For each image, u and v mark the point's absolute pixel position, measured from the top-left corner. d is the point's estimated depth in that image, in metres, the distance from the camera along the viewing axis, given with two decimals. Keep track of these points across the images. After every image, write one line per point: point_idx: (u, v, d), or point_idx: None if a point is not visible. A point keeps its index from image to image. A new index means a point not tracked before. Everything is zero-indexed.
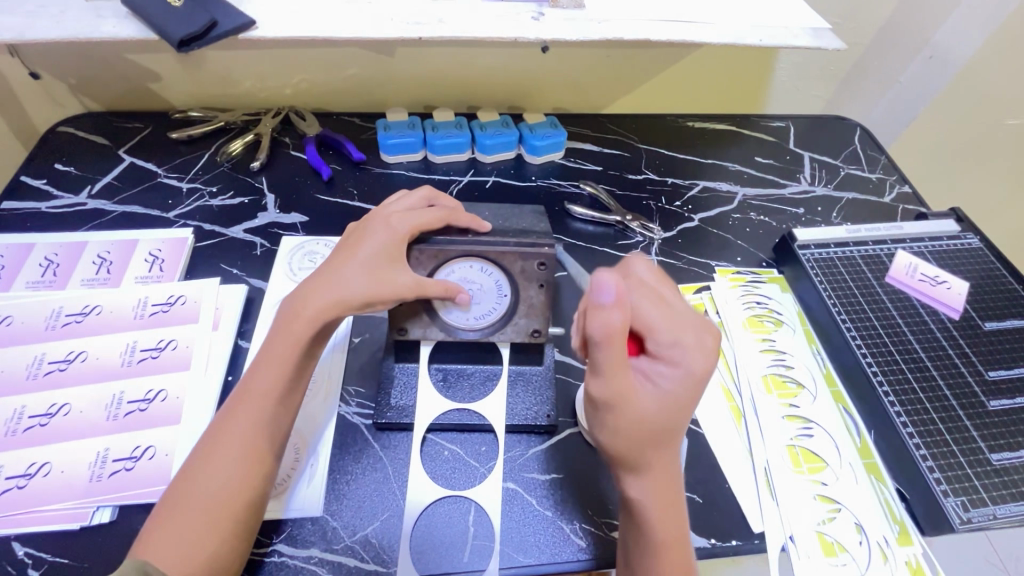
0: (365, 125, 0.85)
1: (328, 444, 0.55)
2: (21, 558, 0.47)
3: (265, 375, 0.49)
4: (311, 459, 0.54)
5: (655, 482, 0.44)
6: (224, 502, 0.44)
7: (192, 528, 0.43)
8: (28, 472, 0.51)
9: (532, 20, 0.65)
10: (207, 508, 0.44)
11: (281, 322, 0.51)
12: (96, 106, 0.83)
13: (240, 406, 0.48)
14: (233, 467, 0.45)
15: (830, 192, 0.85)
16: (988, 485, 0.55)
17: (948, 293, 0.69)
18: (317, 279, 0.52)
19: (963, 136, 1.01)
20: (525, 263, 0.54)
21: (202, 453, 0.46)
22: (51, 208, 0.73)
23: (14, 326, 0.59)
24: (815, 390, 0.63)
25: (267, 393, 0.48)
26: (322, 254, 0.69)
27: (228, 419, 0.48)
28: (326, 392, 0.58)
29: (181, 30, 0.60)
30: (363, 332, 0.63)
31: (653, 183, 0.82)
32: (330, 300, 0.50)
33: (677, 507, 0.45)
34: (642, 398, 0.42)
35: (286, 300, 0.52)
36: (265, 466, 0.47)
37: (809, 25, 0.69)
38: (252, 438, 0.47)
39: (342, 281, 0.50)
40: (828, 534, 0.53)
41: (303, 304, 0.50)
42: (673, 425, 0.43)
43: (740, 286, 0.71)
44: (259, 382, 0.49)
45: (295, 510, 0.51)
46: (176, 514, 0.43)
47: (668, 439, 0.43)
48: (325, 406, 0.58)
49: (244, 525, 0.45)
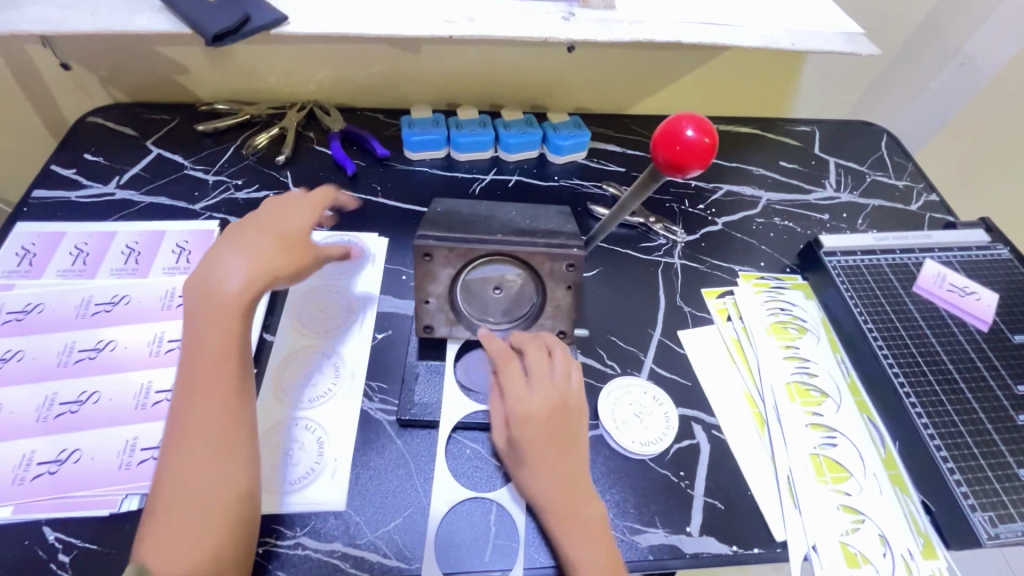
0: (388, 120, 0.85)
1: (317, 426, 0.56)
2: (51, 543, 0.48)
3: (209, 365, 0.47)
4: (301, 441, 0.55)
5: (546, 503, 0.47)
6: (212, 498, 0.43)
7: (191, 528, 0.42)
8: (59, 458, 0.52)
9: (562, 20, 0.65)
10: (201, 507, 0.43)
11: (199, 312, 0.48)
12: (123, 98, 0.84)
13: (191, 397, 0.46)
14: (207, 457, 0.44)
15: (856, 199, 0.84)
16: (1017, 501, 0.54)
17: (976, 304, 0.68)
18: (228, 256, 0.50)
19: (991, 146, 1.00)
20: (554, 264, 0.53)
21: (167, 457, 0.44)
22: (81, 197, 0.73)
23: (46, 313, 0.60)
24: (839, 398, 0.62)
25: (221, 382, 0.47)
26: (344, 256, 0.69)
27: (180, 417, 0.45)
28: (307, 377, 0.59)
29: (216, 26, 0.60)
30: (337, 314, 0.64)
31: (676, 186, 0.82)
32: (262, 269, 0.50)
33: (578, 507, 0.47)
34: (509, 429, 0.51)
35: (190, 286, 0.49)
36: (239, 453, 0.46)
37: (843, 30, 0.68)
38: (217, 429, 0.45)
39: (265, 247, 0.52)
40: (852, 545, 0.53)
41: (221, 288, 0.48)
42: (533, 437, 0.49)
43: (763, 292, 0.70)
44: (202, 371, 0.47)
45: (296, 493, 0.52)
46: (163, 524, 0.42)
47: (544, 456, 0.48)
48: (308, 390, 0.58)
49: (238, 519, 0.44)
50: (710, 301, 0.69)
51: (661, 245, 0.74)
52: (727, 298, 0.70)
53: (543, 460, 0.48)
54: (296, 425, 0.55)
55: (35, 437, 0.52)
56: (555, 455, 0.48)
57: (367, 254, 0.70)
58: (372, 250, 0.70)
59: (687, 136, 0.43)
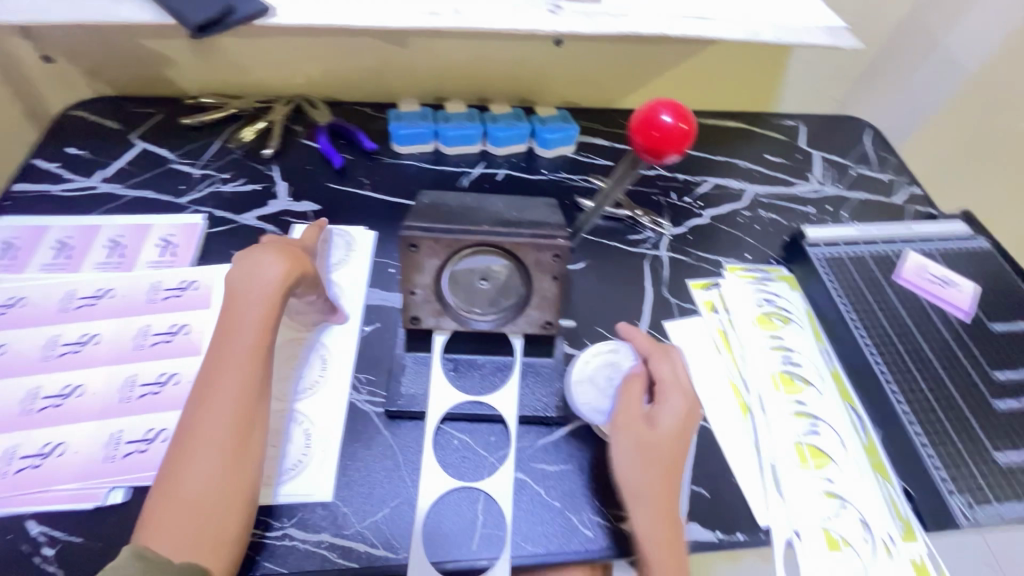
0: (376, 114, 0.85)
1: (306, 418, 0.56)
2: (35, 536, 0.48)
3: (237, 355, 0.47)
4: (290, 433, 0.55)
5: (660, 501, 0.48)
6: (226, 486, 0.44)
7: (199, 512, 0.42)
8: (43, 451, 0.51)
9: (548, 13, 0.65)
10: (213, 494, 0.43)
11: (234, 303, 0.49)
12: (107, 91, 0.83)
13: (215, 384, 0.46)
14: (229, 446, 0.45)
15: (841, 191, 0.85)
16: (993, 484, 0.55)
17: (956, 294, 0.69)
18: (265, 250, 0.51)
19: (972, 141, 1.02)
20: (539, 254, 0.53)
21: (184, 441, 0.45)
22: (64, 191, 0.73)
23: (29, 307, 0.60)
24: (823, 387, 0.63)
25: (246, 373, 0.47)
26: (333, 250, 0.69)
27: (201, 403, 0.46)
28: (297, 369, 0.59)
29: (199, 16, 0.60)
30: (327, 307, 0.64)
31: (664, 179, 0.82)
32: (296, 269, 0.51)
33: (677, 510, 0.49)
34: (648, 422, 0.51)
35: (229, 279, 0.50)
36: (255, 446, 0.46)
37: (826, 24, 0.69)
38: (237, 417, 0.46)
39: (297, 250, 0.53)
40: (834, 530, 0.54)
41: (256, 280, 0.49)
42: (676, 437, 0.50)
43: (749, 283, 0.71)
44: (231, 358, 0.47)
45: (288, 483, 0.52)
46: (173, 505, 0.42)
47: (677, 456, 0.50)
48: (299, 382, 0.58)
49: (245, 509, 0.44)
50: (697, 293, 0.70)
51: (648, 238, 0.75)
52: (714, 289, 0.71)
53: (665, 455, 0.49)
54: (290, 418, 0.55)
55: (18, 431, 0.52)
56: (673, 454, 0.50)
57: (355, 247, 0.70)
58: (360, 243, 0.70)
59: (663, 123, 0.45)
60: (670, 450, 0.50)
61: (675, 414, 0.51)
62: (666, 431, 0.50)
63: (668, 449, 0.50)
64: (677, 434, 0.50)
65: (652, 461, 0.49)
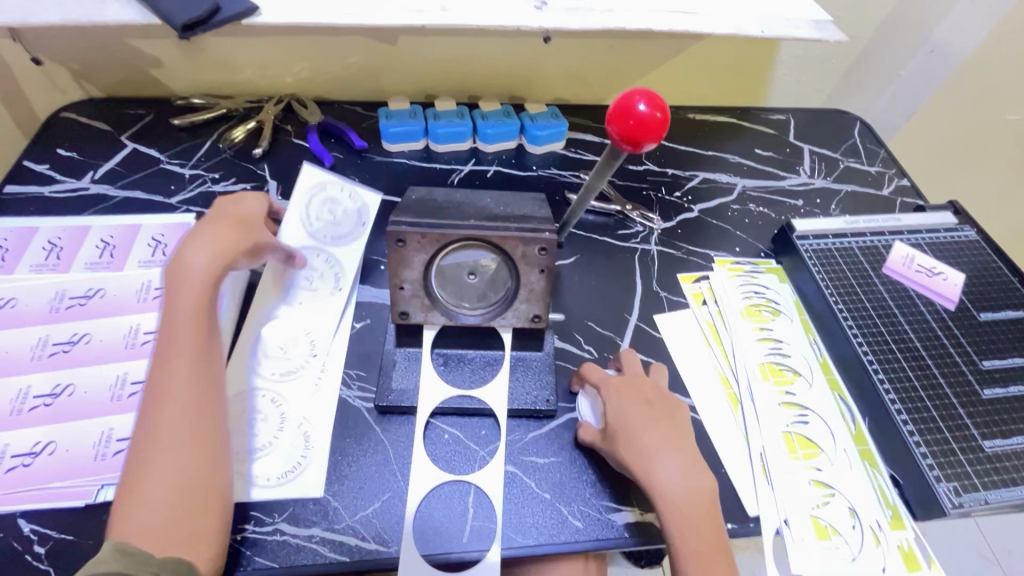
0: (366, 113, 0.85)
1: (281, 401, 0.56)
2: (26, 534, 0.48)
3: (181, 349, 0.48)
4: (264, 413, 0.55)
5: (675, 461, 0.50)
6: (192, 472, 0.44)
7: (171, 502, 0.43)
8: (34, 450, 0.51)
9: (535, 9, 0.65)
10: (181, 483, 0.43)
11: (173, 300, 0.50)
12: (97, 92, 0.83)
13: (164, 380, 0.47)
14: (188, 434, 0.45)
15: (830, 184, 0.85)
16: (981, 471, 0.56)
17: (944, 284, 0.69)
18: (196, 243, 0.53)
19: (961, 133, 1.03)
20: (526, 248, 0.53)
21: (143, 440, 0.44)
22: (54, 192, 0.73)
23: (19, 308, 0.60)
24: (811, 377, 0.64)
25: (192, 363, 0.48)
26: (342, 216, 0.68)
27: (154, 401, 0.46)
28: (280, 350, 0.59)
29: (185, 15, 0.60)
30: (312, 283, 0.64)
31: (653, 174, 0.82)
32: (225, 250, 0.53)
33: (695, 468, 0.51)
34: (627, 405, 0.54)
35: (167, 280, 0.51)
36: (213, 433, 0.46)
37: (812, 17, 0.69)
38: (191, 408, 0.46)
39: (231, 233, 0.54)
40: (822, 518, 0.54)
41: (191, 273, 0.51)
42: (656, 406, 0.54)
43: (738, 276, 0.71)
44: (177, 353, 0.48)
45: (260, 460, 0.52)
46: (141, 500, 0.42)
47: (664, 420, 0.53)
48: (277, 364, 0.58)
49: (219, 496, 0.45)
50: (686, 286, 0.70)
51: (637, 232, 0.75)
52: (703, 282, 0.71)
53: (654, 420, 0.53)
54: (252, 394, 0.56)
55: (9, 430, 0.52)
56: (660, 418, 0.53)
57: (366, 222, 0.68)
58: (372, 219, 0.69)
59: (639, 110, 0.44)
60: (656, 417, 0.53)
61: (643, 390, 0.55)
62: (643, 405, 0.54)
63: (652, 416, 0.53)
64: (655, 401, 0.54)
65: (646, 430, 0.52)
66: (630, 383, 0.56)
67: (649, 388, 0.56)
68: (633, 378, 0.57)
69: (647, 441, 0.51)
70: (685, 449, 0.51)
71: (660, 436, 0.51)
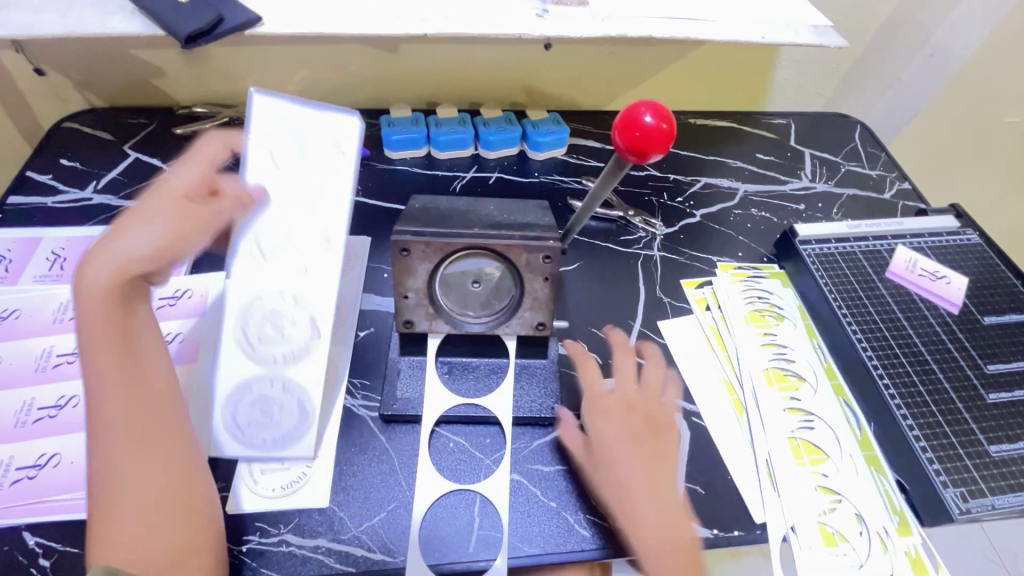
0: (368, 120, 0.85)
1: (296, 387, 0.53)
2: (32, 547, 0.48)
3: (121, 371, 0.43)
4: (281, 401, 0.53)
5: (649, 494, 0.49)
6: (149, 499, 0.41)
7: (163, 527, 0.41)
8: (38, 462, 0.51)
9: (536, 17, 0.66)
10: (140, 512, 0.41)
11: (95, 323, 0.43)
12: (100, 102, 0.83)
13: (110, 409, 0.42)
14: (133, 460, 0.42)
15: (831, 188, 0.85)
16: (987, 476, 0.56)
17: (947, 288, 0.69)
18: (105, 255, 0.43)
19: (961, 135, 1.03)
20: (530, 256, 0.53)
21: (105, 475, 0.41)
22: (58, 202, 0.73)
23: (22, 319, 0.60)
24: (816, 383, 0.63)
25: (136, 385, 0.44)
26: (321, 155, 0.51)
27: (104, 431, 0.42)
28: (278, 331, 0.53)
29: (189, 27, 0.60)
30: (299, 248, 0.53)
31: (655, 180, 0.82)
32: (136, 259, 0.43)
33: (669, 503, 0.49)
34: (606, 433, 0.52)
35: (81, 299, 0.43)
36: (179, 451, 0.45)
37: (812, 23, 0.70)
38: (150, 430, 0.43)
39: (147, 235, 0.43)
40: (829, 524, 0.54)
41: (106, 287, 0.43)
42: (636, 432, 0.52)
43: (741, 281, 0.71)
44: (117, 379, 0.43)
45: (261, 466, 0.53)
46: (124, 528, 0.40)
47: (642, 448, 0.51)
48: (280, 346, 0.54)
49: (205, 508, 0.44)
50: (689, 291, 0.70)
51: (640, 238, 0.75)
52: (706, 288, 0.71)
53: (631, 449, 0.51)
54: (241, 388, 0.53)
55: (14, 442, 0.52)
56: (639, 446, 0.51)
57: (347, 148, 0.51)
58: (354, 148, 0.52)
59: (645, 122, 0.45)
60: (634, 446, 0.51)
61: (625, 415, 0.53)
62: (622, 432, 0.52)
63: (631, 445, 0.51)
64: (636, 427, 0.53)
65: (623, 461, 0.51)
66: (614, 406, 0.54)
67: (632, 412, 0.54)
68: (617, 401, 0.55)
69: (621, 475, 0.50)
70: (660, 480, 0.50)
71: (635, 469, 0.50)
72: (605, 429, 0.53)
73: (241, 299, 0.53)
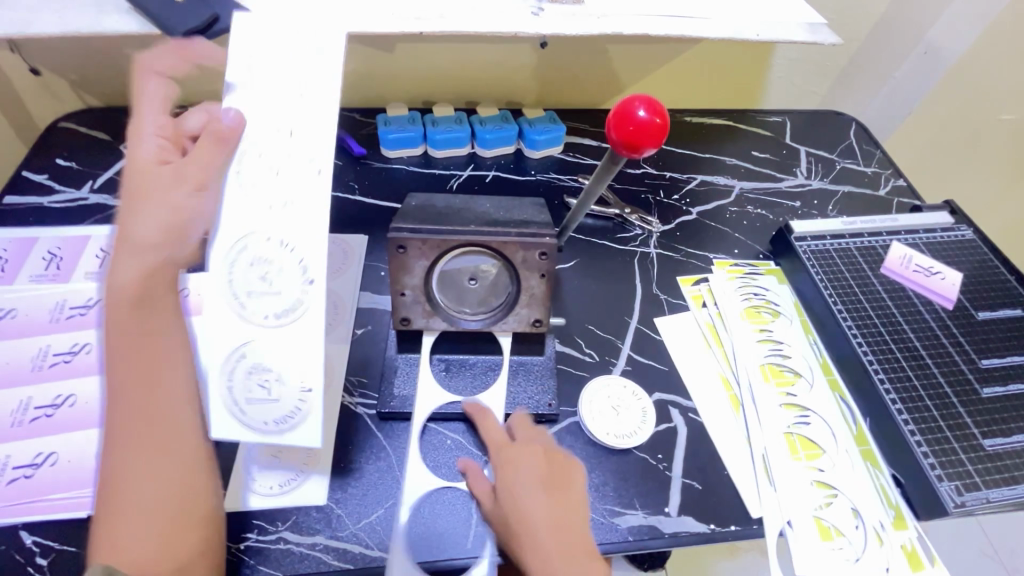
0: (364, 119, 0.85)
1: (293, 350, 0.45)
2: (29, 547, 0.48)
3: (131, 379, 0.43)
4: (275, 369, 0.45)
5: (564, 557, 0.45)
6: (153, 504, 0.41)
7: (160, 538, 0.41)
8: (35, 462, 0.51)
9: (532, 15, 0.66)
10: (146, 515, 0.41)
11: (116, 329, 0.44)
12: (96, 102, 0.83)
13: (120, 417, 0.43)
14: (142, 464, 0.42)
15: (826, 185, 0.86)
16: (981, 469, 0.56)
17: (942, 284, 0.70)
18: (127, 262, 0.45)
19: (955, 132, 1.04)
20: (526, 253, 0.53)
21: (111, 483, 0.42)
22: (54, 202, 0.73)
23: (19, 319, 0.59)
24: (812, 378, 0.64)
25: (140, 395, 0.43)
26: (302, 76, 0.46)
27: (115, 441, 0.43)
28: (267, 282, 0.44)
29: (183, 24, 0.59)
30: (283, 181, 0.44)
31: (651, 177, 0.83)
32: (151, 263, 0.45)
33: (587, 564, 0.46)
34: (515, 488, 0.48)
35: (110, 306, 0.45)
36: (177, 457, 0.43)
37: (806, 20, 0.70)
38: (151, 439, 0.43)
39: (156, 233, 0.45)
40: (825, 519, 0.54)
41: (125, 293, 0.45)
42: (545, 485, 0.49)
43: (737, 278, 0.72)
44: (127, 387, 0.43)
45: (259, 464, 0.52)
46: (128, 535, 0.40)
47: (553, 502, 0.48)
48: (270, 303, 0.44)
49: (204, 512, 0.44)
50: (686, 288, 0.71)
51: (637, 235, 0.76)
52: (702, 284, 0.71)
53: (545, 504, 0.47)
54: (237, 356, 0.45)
55: (11, 442, 0.52)
56: (550, 500, 0.48)
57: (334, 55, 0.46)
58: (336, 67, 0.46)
59: (639, 116, 0.45)
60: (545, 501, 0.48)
61: (535, 467, 0.50)
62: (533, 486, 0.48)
63: (542, 501, 0.48)
64: (547, 480, 0.49)
65: (534, 518, 0.47)
66: (522, 458, 0.50)
67: (542, 463, 0.50)
68: (525, 452, 0.51)
69: (532, 536, 0.46)
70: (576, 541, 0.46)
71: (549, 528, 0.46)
72: (514, 483, 0.49)
73: (221, 253, 0.43)
